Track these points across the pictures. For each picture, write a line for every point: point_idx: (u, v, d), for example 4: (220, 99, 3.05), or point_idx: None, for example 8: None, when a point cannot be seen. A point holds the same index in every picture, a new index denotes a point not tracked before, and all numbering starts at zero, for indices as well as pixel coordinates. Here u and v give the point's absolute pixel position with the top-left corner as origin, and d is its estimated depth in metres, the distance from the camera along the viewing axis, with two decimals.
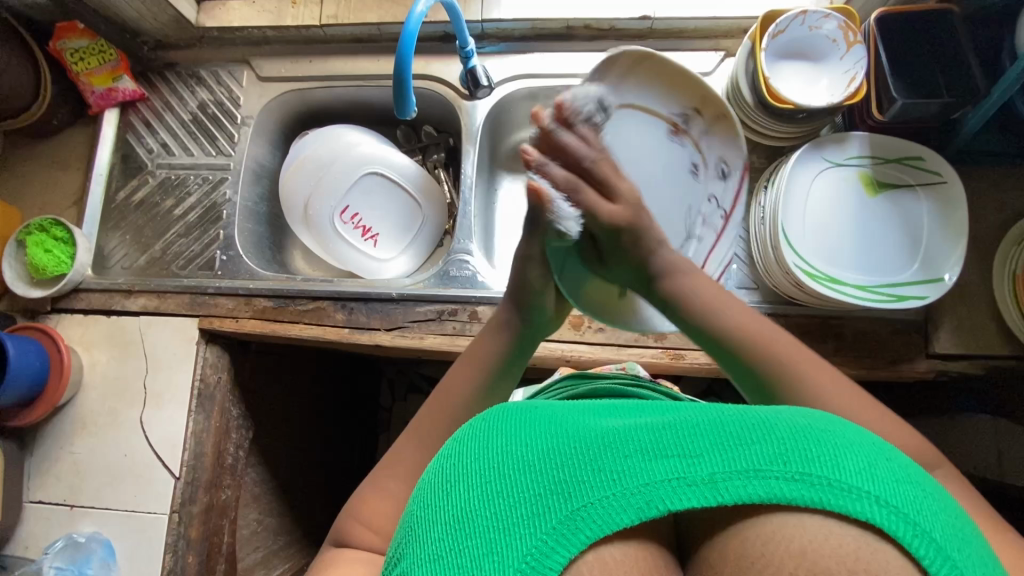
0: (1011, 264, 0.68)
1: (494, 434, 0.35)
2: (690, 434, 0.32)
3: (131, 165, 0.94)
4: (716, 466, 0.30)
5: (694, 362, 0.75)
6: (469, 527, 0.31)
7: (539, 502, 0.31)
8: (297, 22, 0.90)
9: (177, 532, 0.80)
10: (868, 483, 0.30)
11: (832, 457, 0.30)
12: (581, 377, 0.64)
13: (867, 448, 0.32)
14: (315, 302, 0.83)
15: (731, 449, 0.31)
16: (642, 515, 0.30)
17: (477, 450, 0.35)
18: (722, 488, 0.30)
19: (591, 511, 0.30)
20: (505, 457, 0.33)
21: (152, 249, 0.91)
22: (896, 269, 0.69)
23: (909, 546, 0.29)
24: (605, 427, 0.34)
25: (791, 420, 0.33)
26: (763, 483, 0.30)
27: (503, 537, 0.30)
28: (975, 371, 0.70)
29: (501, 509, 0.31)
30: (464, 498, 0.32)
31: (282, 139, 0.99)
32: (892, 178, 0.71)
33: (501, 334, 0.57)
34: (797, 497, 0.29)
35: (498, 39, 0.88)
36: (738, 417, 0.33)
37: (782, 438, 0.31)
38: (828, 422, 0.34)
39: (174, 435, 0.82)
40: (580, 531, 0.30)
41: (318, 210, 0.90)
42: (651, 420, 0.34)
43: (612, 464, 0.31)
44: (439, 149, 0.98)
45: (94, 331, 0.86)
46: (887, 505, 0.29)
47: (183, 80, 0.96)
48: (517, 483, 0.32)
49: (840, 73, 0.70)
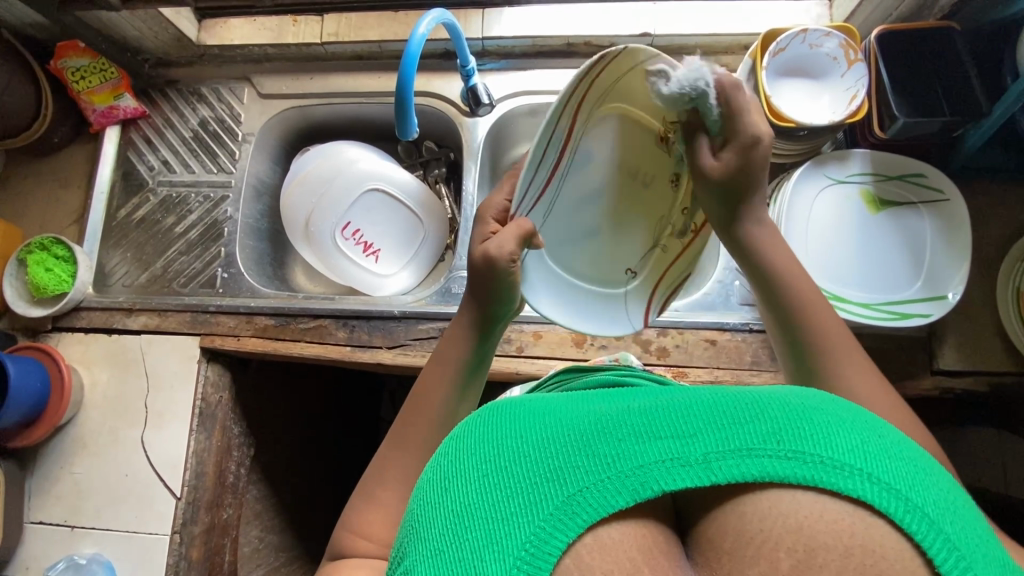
0: (1015, 279, 0.68)
1: (487, 425, 0.34)
2: (683, 415, 0.32)
3: (132, 182, 0.94)
4: (709, 445, 0.30)
5: (697, 380, 0.74)
6: (467, 521, 0.30)
7: (534, 489, 0.30)
8: (298, 40, 0.90)
9: (179, 553, 0.79)
10: (860, 460, 0.29)
11: (824, 434, 0.30)
12: (574, 372, 0.64)
13: (858, 422, 0.31)
14: (316, 320, 0.83)
15: (724, 429, 0.30)
16: (637, 497, 0.30)
17: (471, 443, 0.34)
18: (716, 467, 0.30)
19: (587, 495, 0.30)
20: (499, 447, 0.32)
21: (153, 267, 0.91)
22: (898, 287, 0.69)
23: (900, 522, 0.28)
24: (598, 412, 0.33)
25: (783, 398, 0.33)
26: (756, 462, 0.29)
27: (502, 527, 0.30)
28: (979, 388, 0.70)
29: (499, 501, 0.30)
30: (461, 491, 0.32)
31: (283, 155, 0.99)
32: (894, 196, 0.71)
33: (469, 332, 0.56)
34: (790, 475, 0.29)
35: (499, 56, 0.88)
36: (729, 398, 0.33)
37: (775, 417, 0.31)
38: (818, 397, 0.33)
39: (175, 454, 0.81)
40: (578, 515, 0.30)
41: (318, 226, 0.89)
42: (643, 402, 0.33)
43: (606, 448, 0.31)
44: (440, 164, 0.98)
45: (95, 349, 0.86)
46: (879, 483, 0.29)
47: (185, 98, 0.96)
48: (512, 470, 0.31)
49: (842, 91, 0.70)
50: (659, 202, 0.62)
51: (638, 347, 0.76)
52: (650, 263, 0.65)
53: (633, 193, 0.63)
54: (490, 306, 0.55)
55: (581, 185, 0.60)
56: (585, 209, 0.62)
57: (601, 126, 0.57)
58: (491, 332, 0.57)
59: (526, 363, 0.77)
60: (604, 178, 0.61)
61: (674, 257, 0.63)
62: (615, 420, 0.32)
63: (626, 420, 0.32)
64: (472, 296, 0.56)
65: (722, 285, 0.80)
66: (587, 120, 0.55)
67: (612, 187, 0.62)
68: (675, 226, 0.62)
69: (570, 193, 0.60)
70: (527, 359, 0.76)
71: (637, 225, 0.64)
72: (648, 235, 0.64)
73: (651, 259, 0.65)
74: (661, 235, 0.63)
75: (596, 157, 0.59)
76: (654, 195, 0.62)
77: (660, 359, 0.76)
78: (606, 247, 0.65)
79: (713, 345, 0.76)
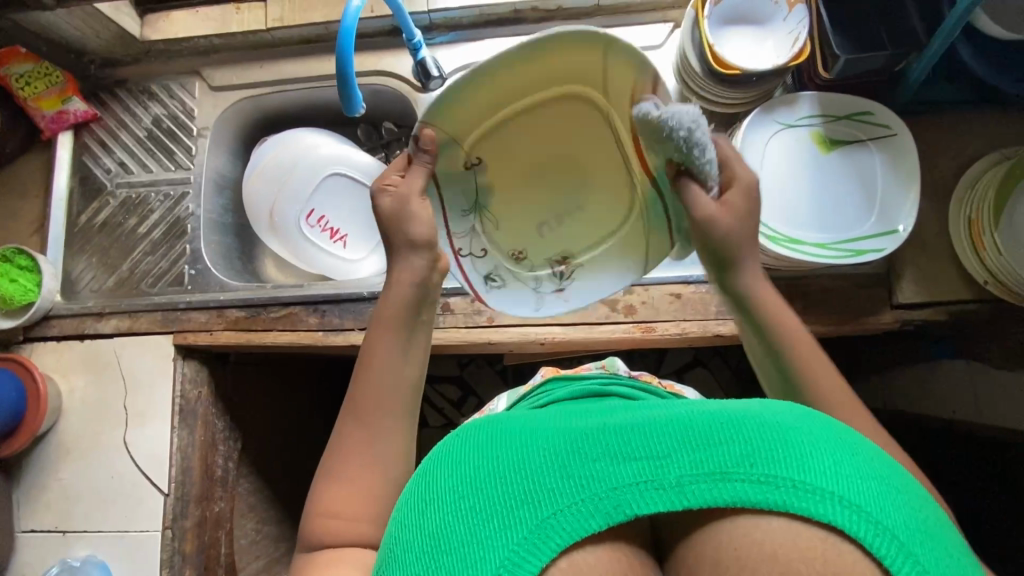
0: (966, 209, 0.69)
1: (474, 448, 0.39)
2: (659, 437, 0.35)
3: (90, 186, 0.93)
4: (684, 468, 0.34)
5: (665, 334, 0.76)
6: (444, 545, 0.34)
7: (510, 513, 0.34)
8: (242, 28, 0.89)
9: (172, 547, 0.80)
10: (831, 484, 0.33)
11: (797, 459, 0.34)
12: (562, 379, 0.71)
13: (833, 443, 0.35)
14: (286, 308, 0.83)
15: (700, 451, 0.34)
16: (610, 520, 0.34)
17: (454, 467, 0.38)
18: (690, 491, 0.33)
19: (560, 518, 0.33)
20: (479, 472, 0.37)
21: (120, 270, 0.91)
22: (853, 225, 0.70)
23: (870, 546, 0.32)
24: (573, 431, 0.37)
25: (759, 416, 0.37)
26: (729, 486, 0.33)
27: (477, 552, 0.33)
28: (938, 318, 0.72)
29: (475, 524, 0.34)
30: (441, 514, 0.36)
31: (242, 147, 0.99)
32: (844, 135, 0.71)
33: (393, 343, 0.55)
34: (761, 500, 0.33)
35: (447, 28, 0.88)
36: (706, 417, 0.36)
37: (749, 439, 0.35)
38: (796, 415, 0.37)
39: (159, 452, 0.82)
40: (550, 539, 0.33)
41: (282, 215, 0.91)
42: (621, 421, 0.37)
43: (581, 470, 0.35)
44: (401, 144, 0.98)
45: (69, 356, 0.86)
46: (850, 506, 0.32)
47: (135, 97, 0.95)
48: (492, 494, 0.35)
49: (784, 35, 0.70)
50: (425, 235, 0.56)
51: (606, 307, 0.77)
52: (464, 120, 0.55)
53: (542, 210, 0.65)
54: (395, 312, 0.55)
55: (614, 194, 0.64)
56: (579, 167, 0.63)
57: (602, 222, 0.66)
58: (413, 333, 0.56)
59: (497, 333, 0.78)
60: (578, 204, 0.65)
61: (459, 182, 0.60)
62: (589, 440, 0.36)
63: (602, 439, 0.36)
64: (374, 323, 0.55)
65: None
66: (603, 259, 0.67)
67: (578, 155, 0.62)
68: (462, 194, 0.61)
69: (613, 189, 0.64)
70: (497, 329, 0.77)
71: (499, 173, 0.62)
72: (496, 148, 0.60)
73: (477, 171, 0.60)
74: (478, 164, 0.60)
75: (568, 243, 0.67)
76: (499, 234, 0.65)
77: (628, 316, 0.77)
78: (543, 130, 0.60)
79: (679, 299, 0.76)
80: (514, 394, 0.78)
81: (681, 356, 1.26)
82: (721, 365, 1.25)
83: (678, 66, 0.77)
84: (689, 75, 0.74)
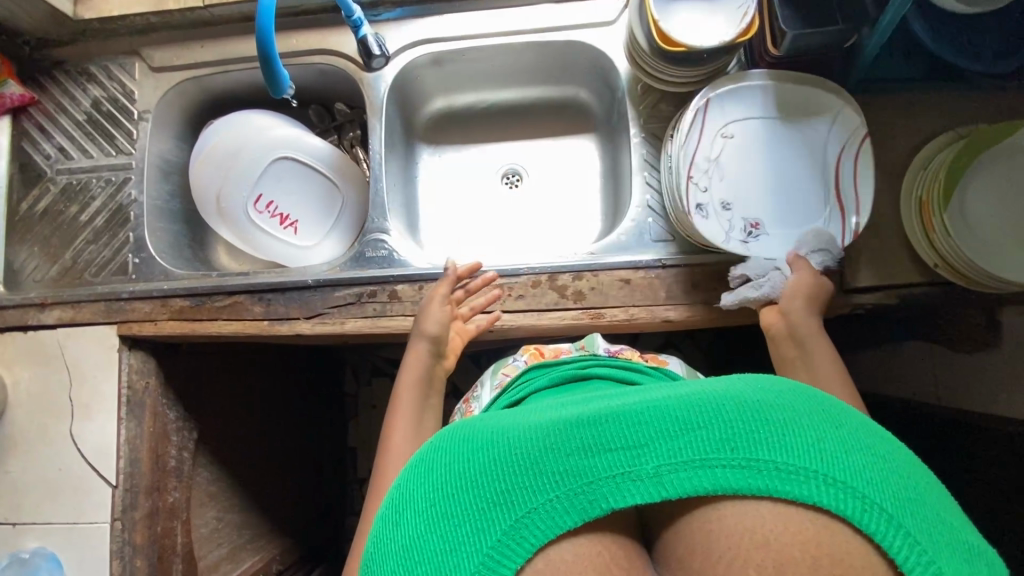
0: (917, 188, 0.68)
1: (447, 451, 0.37)
2: (635, 424, 0.34)
3: (30, 173, 0.90)
4: (660, 458, 0.33)
5: (613, 320, 0.74)
6: (417, 555, 0.33)
7: (484, 515, 0.33)
8: (179, 5, 0.85)
9: (122, 539, 0.80)
10: (812, 462, 0.32)
11: (777, 440, 0.32)
12: (539, 369, 0.68)
13: (815, 418, 0.34)
14: (230, 297, 0.81)
15: (676, 440, 0.33)
16: (586, 515, 0.33)
17: (427, 474, 0.37)
18: (667, 480, 0.33)
19: (534, 516, 0.33)
20: (452, 474, 0.35)
21: (63, 259, 0.88)
22: (804, 206, 0.68)
23: (857, 522, 0.31)
24: (550, 423, 0.36)
25: (738, 396, 0.35)
26: (708, 474, 0.32)
27: (449, 558, 0.32)
28: (890, 302, 0.70)
29: (447, 532, 0.33)
30: (413, 525, 0.35)
31: (187, 131, 0.95)
32: (796, 113, 0.69)
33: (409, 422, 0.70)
34: (743, 486, 0.32)
35: (394, 4, 0.84)
36: (684, 400, 0.35)
37: (728, 422, 0.33)
38: (777, 390, 0.36)
39: (107, 443, 0.81)
40: (525, 538, 0.33)
41: (231, 203, 0.88)
42: (598, 409, 0.36)
43: (555, 464, 0.33)
44: (355, 126, 0.95)
45: (12, 348, 0.84)
46: (834, 484, 0.31)
47: (74, 79, 0.91)
48: (465, 499, 0.34)
49: (734, 9, 0.67)
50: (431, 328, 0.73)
51: (555, 293, 0.76)
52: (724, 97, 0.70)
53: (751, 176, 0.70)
54: (418, 390, 0.72)
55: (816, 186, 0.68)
56: (791, 154, 0.69)
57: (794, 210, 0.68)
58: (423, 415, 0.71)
59: None
60: (783, 186, 0.69)
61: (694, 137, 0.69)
62: (563, 432, 0.34)
63: (577, 430, 0.34)
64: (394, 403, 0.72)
65: (636, 226, 0.77)
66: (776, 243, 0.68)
67: (792, 147, 0.69)
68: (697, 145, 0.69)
69: (808, 194, 0.69)
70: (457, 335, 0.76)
71: (729, 149, 0.70)
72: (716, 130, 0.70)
73: (708, 137, 0.69)
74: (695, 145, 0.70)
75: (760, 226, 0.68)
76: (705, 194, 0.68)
77: (577, 302, 0.75)
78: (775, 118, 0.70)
79: (628, 285, 0.75)
80: (495, 382, 0.73)
81: (653, 338, 1.25)
82: (693, 348, 1.24)
83: (629, 45, 0.75)
84: (638, 54, 0.73)
